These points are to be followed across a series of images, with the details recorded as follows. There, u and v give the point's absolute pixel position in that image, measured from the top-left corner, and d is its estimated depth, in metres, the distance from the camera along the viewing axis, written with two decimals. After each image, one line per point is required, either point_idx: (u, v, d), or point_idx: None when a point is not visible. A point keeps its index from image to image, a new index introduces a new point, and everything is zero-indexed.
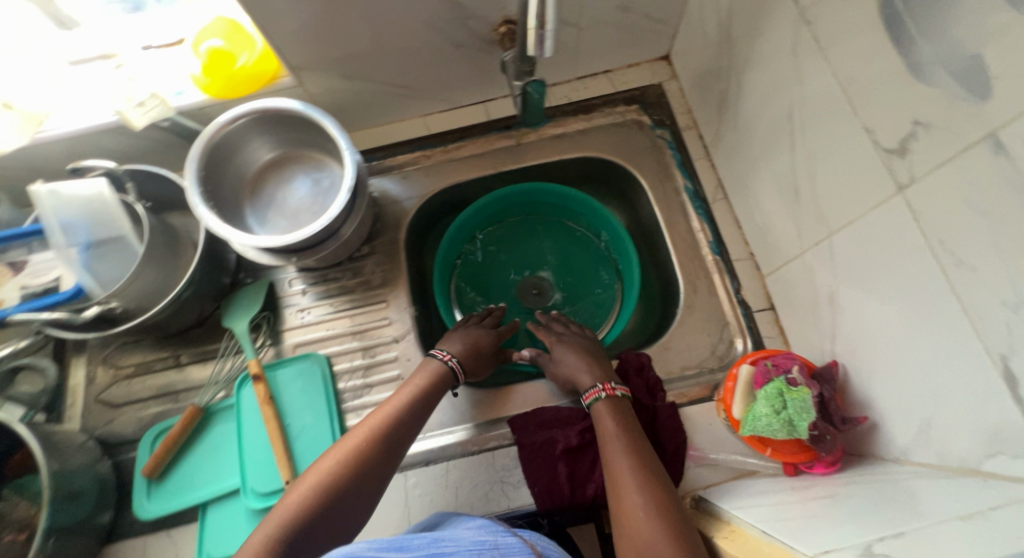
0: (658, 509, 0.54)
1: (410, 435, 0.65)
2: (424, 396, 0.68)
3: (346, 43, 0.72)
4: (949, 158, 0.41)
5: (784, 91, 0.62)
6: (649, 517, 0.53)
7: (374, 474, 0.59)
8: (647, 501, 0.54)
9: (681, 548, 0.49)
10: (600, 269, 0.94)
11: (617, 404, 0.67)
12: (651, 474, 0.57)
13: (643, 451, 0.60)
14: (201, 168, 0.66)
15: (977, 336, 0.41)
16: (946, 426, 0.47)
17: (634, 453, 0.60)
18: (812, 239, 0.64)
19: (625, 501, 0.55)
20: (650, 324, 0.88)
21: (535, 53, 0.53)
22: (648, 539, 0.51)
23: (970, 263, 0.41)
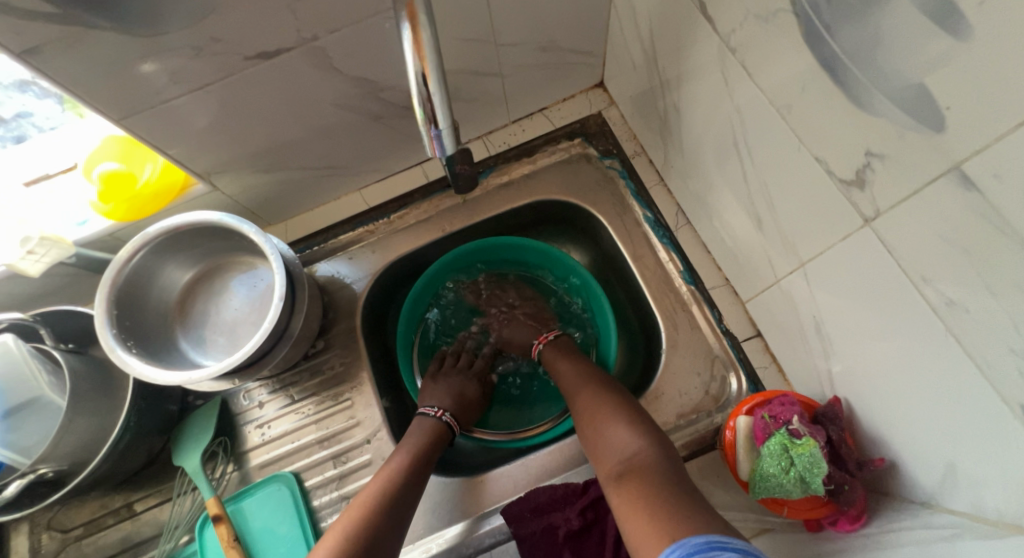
0: (609, 402, 0.64)
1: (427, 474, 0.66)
2: (431, 440, 0.69)
3: (253, 138, 0.66)
4: (913, 191, 0.36)
5: (724, 116, 0.58)
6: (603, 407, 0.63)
7: (394, 522, 0.59)
8: (600, 400, 0.64)
9: (624, 415, 0.61)
10: (569, 314, 0.88)
11: (558, 345, 0.78)
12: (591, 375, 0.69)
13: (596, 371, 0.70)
14: (114, 306, 0.62)
15: (990, 383, 0.36)
16: (973, 474, 0.41)
17: (575, 366, 0.72)
18: (785, 267, 0.58)
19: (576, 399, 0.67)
20: (639, 364, 0.81)
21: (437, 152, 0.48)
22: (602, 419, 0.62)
23: (961, 303, 0.36)
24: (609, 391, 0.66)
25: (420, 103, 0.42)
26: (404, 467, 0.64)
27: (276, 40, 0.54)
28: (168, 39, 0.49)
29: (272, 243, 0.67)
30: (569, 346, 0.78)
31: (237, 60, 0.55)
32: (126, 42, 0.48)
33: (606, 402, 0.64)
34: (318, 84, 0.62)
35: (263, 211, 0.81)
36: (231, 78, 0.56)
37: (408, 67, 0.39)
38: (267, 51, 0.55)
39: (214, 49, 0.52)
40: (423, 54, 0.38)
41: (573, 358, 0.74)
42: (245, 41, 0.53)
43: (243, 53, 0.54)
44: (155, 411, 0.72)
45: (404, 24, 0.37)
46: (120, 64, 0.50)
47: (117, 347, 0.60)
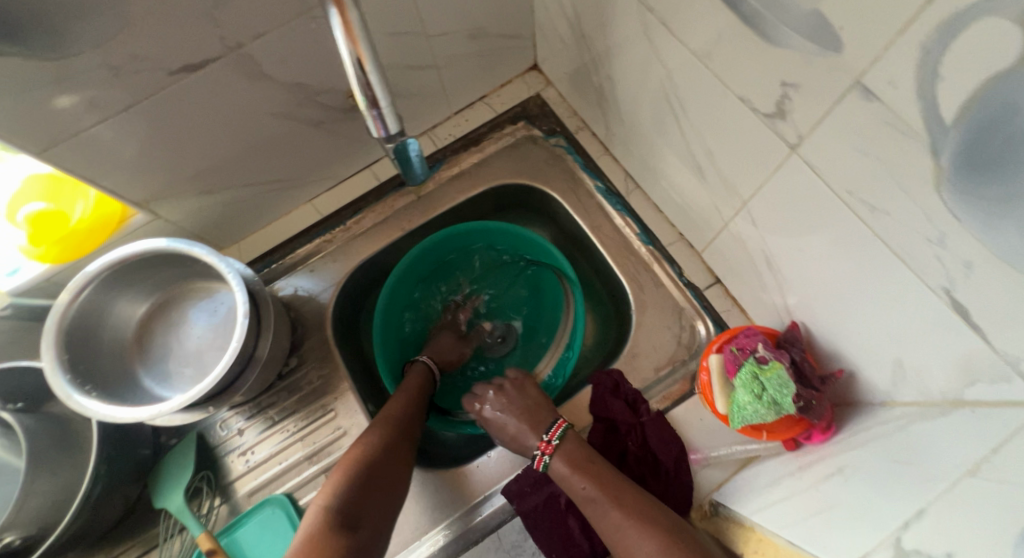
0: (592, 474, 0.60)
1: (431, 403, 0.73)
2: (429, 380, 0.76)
3: (191, 157, 0.65)
4: (825, 111, 0.39)
5: (653, 77, 0.61)
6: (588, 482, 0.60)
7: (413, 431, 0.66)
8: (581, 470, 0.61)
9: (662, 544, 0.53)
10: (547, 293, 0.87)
11: (570, 455, 0.63)
12: (612, 489, 0.59)
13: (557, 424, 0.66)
14: (66, 350, 0.61)
15: (918, 276, 0.40)
16: (918, 364, 0.45)
17: (584, 472, 0.61)
18: (730, 210, 0.62)
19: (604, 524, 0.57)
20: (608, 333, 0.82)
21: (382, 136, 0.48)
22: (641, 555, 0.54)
23: (882, 207, 0.39)
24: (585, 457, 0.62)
25: (359, 86, 0.42)
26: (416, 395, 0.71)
27: (199, 51, 0.53)
28: (85, 60, 0.48)
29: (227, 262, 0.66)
30: (576, 451, 0.63)
31: (161, 76, 0.54)
32: (41, 68, 0.47)
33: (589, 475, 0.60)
34: (250, 93, 0.61)
35: (213, 235, 0.79)
36: (157, 96, 0.55)
37: (342, 56, 0.40)
38: (193, 63, 0.54)
39: (134, 67, 0.51)
40: (355, 41, 0.40)
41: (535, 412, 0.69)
42: (167, 55, 0.52)
43: (167, 68, 0.53)
44: (124, 457, 0.72)
45: (331, 10, 0.39)
46: (39, 92, 0.49)
47: (75, 393, 0.59)
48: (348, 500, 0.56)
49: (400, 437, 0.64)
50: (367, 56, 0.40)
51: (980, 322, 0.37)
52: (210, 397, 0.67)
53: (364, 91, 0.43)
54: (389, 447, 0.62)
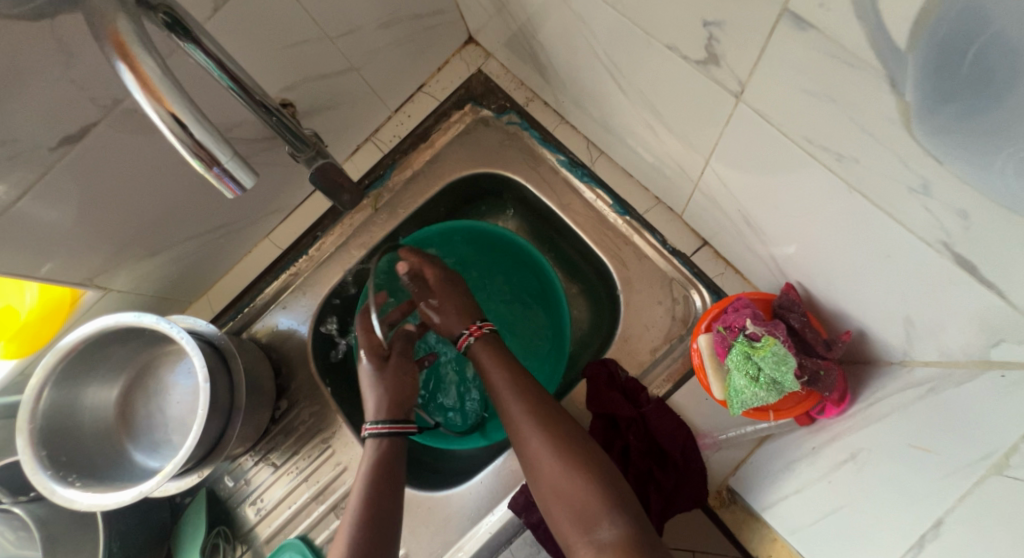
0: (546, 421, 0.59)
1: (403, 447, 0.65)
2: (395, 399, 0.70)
3: (116, 226, 0.62)
4: (760, 50, 0.31)
5: (578, 34, 0.53)
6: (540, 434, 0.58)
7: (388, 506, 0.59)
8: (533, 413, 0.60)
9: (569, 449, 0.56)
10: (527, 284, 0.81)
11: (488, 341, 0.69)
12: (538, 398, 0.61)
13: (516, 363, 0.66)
14: (44, 445, 0.60)
15: (908, 230, 0.33)
16: (929, 321, 0.38)
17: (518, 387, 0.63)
18: (696, 169, 0.54)
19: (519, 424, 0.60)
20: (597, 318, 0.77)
21: (240, 189, 0.35)
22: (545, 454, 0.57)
23: (849, 155, 0.32)
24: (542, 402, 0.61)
25: (183, 148, 0.31)
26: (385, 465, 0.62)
27: (73, 118, 0.49)
28: None
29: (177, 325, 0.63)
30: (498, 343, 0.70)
31: (42, 154, 0.50)
32: None
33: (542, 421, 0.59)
34: (152, 147, 0.57)
35: (175, 294, 0.76)
36: (49, 175, 0.52)
37: (157, 122, 0.31)
38: (71, 134, 0.50)
39: (9, 152, 0.48)
40: (157, 94, 0.30)
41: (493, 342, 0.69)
42: (38, 131, 0.48)
43: (44, 144, 0.49)
44: (141, 524, 0.73)
45: (118, 64, 0.30)
46: None
47: (58, 487, 0.58)
48: None
49: (384, 484, 0.60)
50: (179, 107, 0.30)
51: (990, 278, 0.30)
52: (199, 459, 0.65)
53: (194, 151, 0.32)
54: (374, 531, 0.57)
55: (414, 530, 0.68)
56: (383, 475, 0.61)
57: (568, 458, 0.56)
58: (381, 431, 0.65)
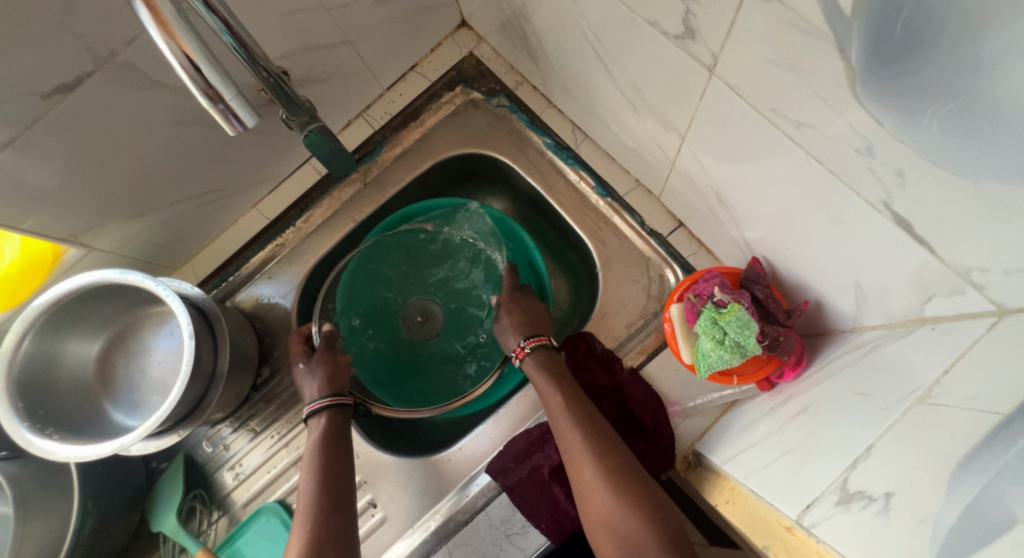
0: (609, 444, 0.56)
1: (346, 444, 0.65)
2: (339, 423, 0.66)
3: (105, 184, 0.62)
4: (731, 22, 0.35)
5: (568, 13, 0.56)
6: (619, 502, 0.51)
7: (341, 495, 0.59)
8: (616, 481, 0.52)
9: (608, 451, 0.55)
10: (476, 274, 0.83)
11: (545, 357, 0.65)
12: (581, 401, 0.59)
13: (600, 426, 0.57)
14: (21, 397, 0.58)
15: (857, 193, 0.36)
16: (874, 283, 0.41)
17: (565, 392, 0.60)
18: (673, 149, 0.57)
19: (560, 424, 0.58)
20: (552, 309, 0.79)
21: (241, 127, 0.37)
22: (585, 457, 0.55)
23: (807, 122, 0.35)
24: (628, 471, 0.53)
25: (191, 83, 0.34)
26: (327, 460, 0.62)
27: (68, 67, 0.49)
28: None
29: (164, 284, 0.63)
30: (550, 359, 0.65)
31: (33, 102, 0.50)
32: None
33: (629, 495, 0.51)
34: (148, 103, 0.57)
35: (161, 258, 0.76)
36: (41, 125, 0.52)
37: (167, 56, 0.33)
38: (64, 83, 0.50)
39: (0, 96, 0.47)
40: (170, 30, 0.32)
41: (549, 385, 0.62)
42: (31, 77, 0.48)
43: (38, 91, 0.49)
44: (117, 486, 0.72)
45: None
46: None
47: (34, 438, 0.57)
48: None
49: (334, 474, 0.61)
50: (191, 46, 0.32)
51: (924, 234, 0.33)
52: (180, 419, 0.65)
53: (200, 87, 0.34)
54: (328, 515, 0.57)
55: (393, 495, 0.70)
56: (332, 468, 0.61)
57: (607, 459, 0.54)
58: (321, 406, 0.66)
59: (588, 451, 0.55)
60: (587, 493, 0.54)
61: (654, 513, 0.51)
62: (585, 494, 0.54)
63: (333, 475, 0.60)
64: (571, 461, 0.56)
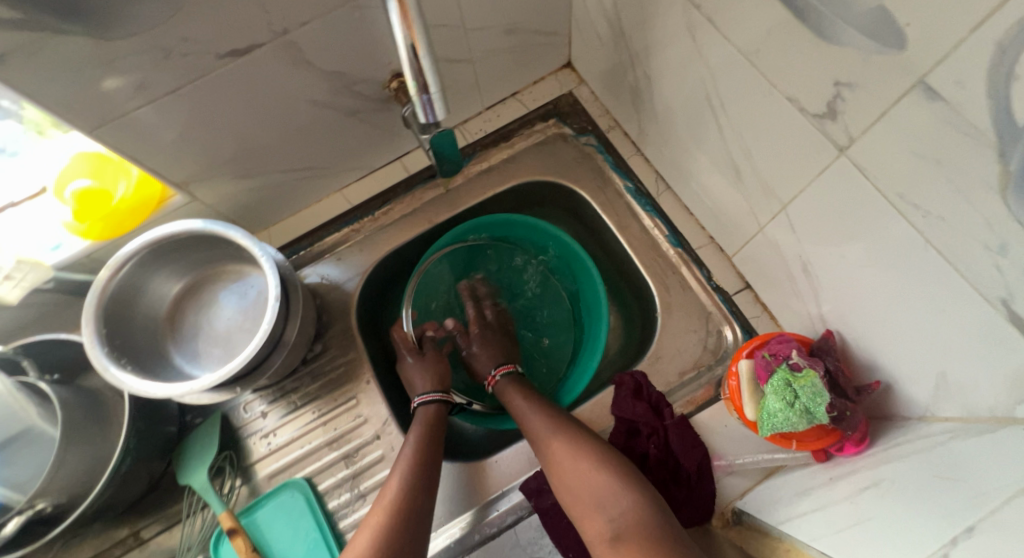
0: (570, 428, 0.63)
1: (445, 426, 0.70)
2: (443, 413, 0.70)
3: (228, 144, 0.65)
4: (883, 112, 0.38)
5: (694, 74, 0.60)
6: (591, 467, 0.58)
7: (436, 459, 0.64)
8: (587, 459, 0.59)
9: (573, 434, 0.62)
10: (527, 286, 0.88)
11: (515, 377, 0.75)
12: (547, 403, 0.68)
13: (567, 418, 0.65)
14: (103, 325, 0.60)
15: (971, 285, 0.39)
16: (964, 377, 0.43)
17: (534, 403, 0.69)
18: (766, 214, 0.60)
19: (529, 424, 0.66)
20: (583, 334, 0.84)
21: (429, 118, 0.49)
22: (554, 450, 0.61)
23: (937, 213, 0.38)
24: (599, 448, 0.60)
25: (412, 71, 0.44)
26: (424, 432, 0.66)
27: (247, 36, 0.53)
28: (134, 41, 0.48)
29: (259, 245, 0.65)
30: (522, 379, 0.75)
31: (209, 60, 0.53)
32: (95, 47, 0.47)
33: (604, 466, 0.58)
34: (295, 78, 0.61)
35: (244, 221, 0.78)
36: (203, 80, 0.55)
37: (397, 40, 0.43)
38: (239, 48, 0.54)
39: (184, 50, 0.51)
40: (411, 24, 0.42)
41: (522, 390, 0.72)
42: (216, 38, 0.51)
43: (214, 52, 0.53)
44: (154, 432, 0.71)
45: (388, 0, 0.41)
46: (87, 75, 0.49)
47: (112, 366, 0.58)
48: (397, 525, 0.56)
49: (431, 443, 0.65)
50: (422, 45, 0.43)
51: None
52: (240, 375, 0.66)
53: (415, 76, 0.45)
54: (422, 473, 0.61)
55: None
56: (429, 439, 0.66)
57: (574, 438, 0.62)
58: (431, 399, 0.71)
59: (555, 438, 0.62)
60: (557, 472, 0.60)
61: (632, 482, 0.57)
62: (556, 468, 0.60)
63: (432, 448, 0.65)
64: (541, 445, 0.63)
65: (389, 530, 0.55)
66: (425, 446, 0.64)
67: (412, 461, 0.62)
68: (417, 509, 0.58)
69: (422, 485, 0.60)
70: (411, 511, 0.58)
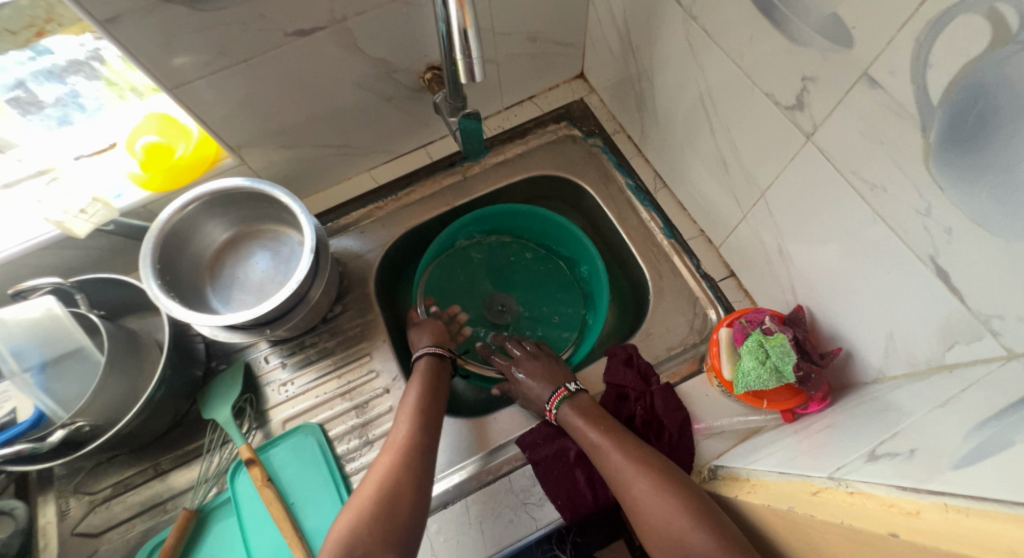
0: (646, 463, 0.62)
1: (444, 374, 0.77)
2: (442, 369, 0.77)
3: (279, 116, 0.73)
4: (839, 100, 0.46)
5: (691, 80, 0.69)
6: (671, 508, 0.57)
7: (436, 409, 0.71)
8: (669, 500, 0.57)
9: (651, 471, 0.61)
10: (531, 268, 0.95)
11: (580, 402, 0.71)
12: (619, 433, 0.66)
13: (646, 454, 0.63)
14: (157, 260, 0.67)
15: (908, 246, 0.46)
16: (906, 334, 0.51)
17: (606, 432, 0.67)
18: (749, 203, 0.68)
19: (607, 459, 0.64)
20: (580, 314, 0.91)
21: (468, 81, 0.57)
22: (635, 490, 0.60)
23: (881, 185, 0.46)
24: (678, 486, 0.59)
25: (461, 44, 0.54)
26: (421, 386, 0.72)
27: (312, 19, 0.62)
28: (221, 14, 0.57)
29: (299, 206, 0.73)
30: (586, 401, 0.72)
31: (278, 37, 0.62)
32: (189, 17, 0.56)
33: (685, 507, 0.56)
34: (345, 62, 0.70)
35: None
36: (270, 54, 0.64)
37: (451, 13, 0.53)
38: (304, 29, 0.63)
39: (259, 26, 0.60)
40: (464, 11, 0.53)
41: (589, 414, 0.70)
42: (287, 18, 0.61)
43: (283, 30, 0.62)
44: (182, 373, 0.75)
45: None
46: (177, 40, 0.57)
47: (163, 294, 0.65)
48: (402, 465, 0.63)
49: (432, 398, 0.72)
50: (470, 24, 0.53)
51: (958, 284, 0.43)
52: (271, 319, 0.73)
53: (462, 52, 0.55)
54: (425, 422, 0.68)
55: None
56: (429, 393, 0.72)
57: (653, 476, 0.60)
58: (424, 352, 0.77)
59: (635, 478, 0.61)
60: (639, 514, 0.59)
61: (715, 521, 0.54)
62: (636, 507, 0.60)
63: (432, 401, 0.72)
64: (619, 483, 0.62)
65: (392, 467, 0.63)
66: (422, 398, 0.71)
67: (413, 410, 0.69)
68: (420, 451, 0.65)
69: (423, 431, 0.67)
70: (415, 452, 0.65)
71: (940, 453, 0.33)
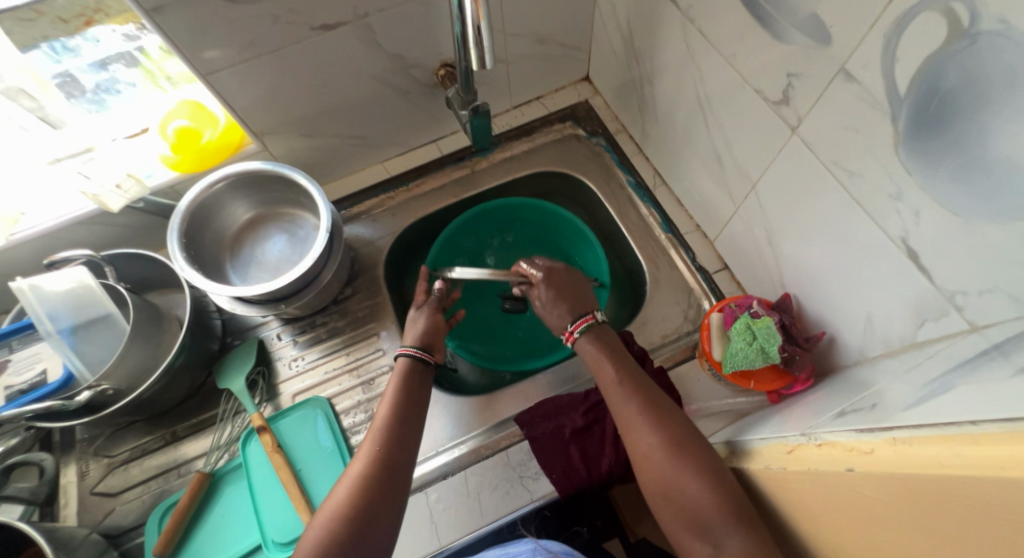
0: (657, 419, 0.58)
1: (427, 368, 0.73)
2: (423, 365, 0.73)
3: (300, 106, 0.78)
4: (821, 94, 0.50)
5: (689, 79, 0.73)
6: (680, 470, 0.53)
7: (418, 401, 0.69)
8: (680, 460, 0.54)
9: (663, 429, 0.56)
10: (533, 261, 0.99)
11: (600, 333, 0.68)
12: (635, 380, 0.62)
13: (660, 406, 0.59)
14: (183, 235, 0.71)
15: (882, 230, 0.50)
16: (883, 315, 0.54)
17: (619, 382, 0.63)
18: (741, 197, 0.72)
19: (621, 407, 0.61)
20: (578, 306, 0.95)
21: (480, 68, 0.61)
22: (643, 448, 0.57)
23: (858, 173, 0.50)
24: (688, 443, 0.55)
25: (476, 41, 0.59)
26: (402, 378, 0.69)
27: (336, 14, 0.67)
28: (253, 8, 0.62)
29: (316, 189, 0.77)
30: (606, 337, 0.69)
31: (304, 31, 0.67)
32: (224, 9, 0.61)
33: (694, 468, 0.53)
34: (364, 56, 0.74)
35: None
36: (296, 46, 0.69)
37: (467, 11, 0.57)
38: (328, 24, 0.67)
39: (287, 20, 0.65)
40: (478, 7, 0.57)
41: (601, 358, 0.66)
42: (313, 13, 0.65)
43: (309, 24, 0.66)
44: (196, 348, 0.78)
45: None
46: (213, 30, 0.62)
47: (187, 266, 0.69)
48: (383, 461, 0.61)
49: (413, 390, 0.69)
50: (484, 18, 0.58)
51: (926, 263, 0.47)
52: (286, 295, 0.78)
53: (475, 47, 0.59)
54: (403, 414, 0.66)
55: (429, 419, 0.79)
56: (413, 384, 0.70)
57: (663, 431, 0.57)
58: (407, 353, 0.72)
59: (648, 438, 0.57)
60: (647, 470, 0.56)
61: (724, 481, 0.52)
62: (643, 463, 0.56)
63: (414, 392, 0.69)
64: (630, 433, 0.59)
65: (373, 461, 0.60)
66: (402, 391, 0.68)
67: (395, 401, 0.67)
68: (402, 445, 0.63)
69: (405, 422, 0.65)
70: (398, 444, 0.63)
71: (898, 404, 0.37)
